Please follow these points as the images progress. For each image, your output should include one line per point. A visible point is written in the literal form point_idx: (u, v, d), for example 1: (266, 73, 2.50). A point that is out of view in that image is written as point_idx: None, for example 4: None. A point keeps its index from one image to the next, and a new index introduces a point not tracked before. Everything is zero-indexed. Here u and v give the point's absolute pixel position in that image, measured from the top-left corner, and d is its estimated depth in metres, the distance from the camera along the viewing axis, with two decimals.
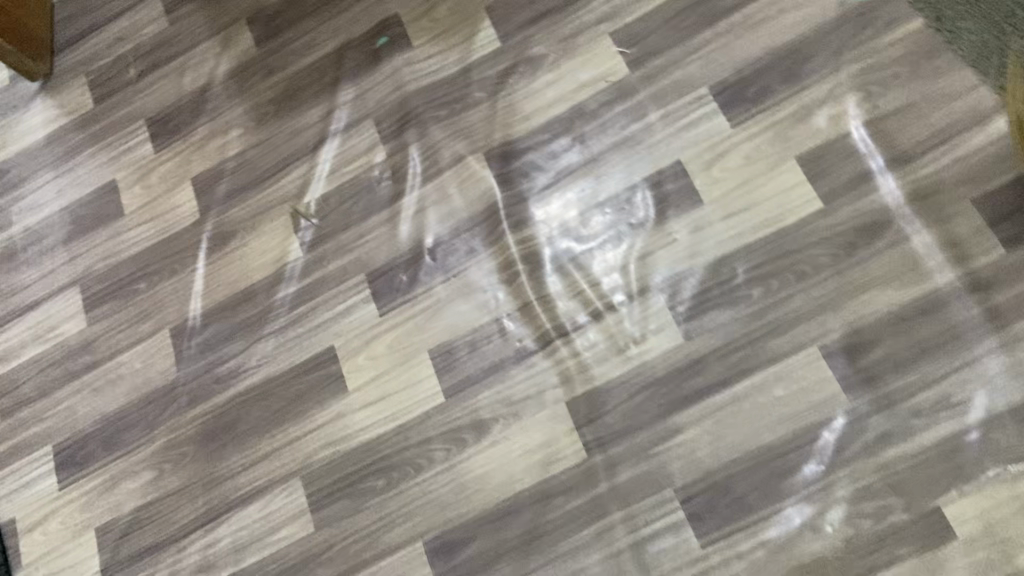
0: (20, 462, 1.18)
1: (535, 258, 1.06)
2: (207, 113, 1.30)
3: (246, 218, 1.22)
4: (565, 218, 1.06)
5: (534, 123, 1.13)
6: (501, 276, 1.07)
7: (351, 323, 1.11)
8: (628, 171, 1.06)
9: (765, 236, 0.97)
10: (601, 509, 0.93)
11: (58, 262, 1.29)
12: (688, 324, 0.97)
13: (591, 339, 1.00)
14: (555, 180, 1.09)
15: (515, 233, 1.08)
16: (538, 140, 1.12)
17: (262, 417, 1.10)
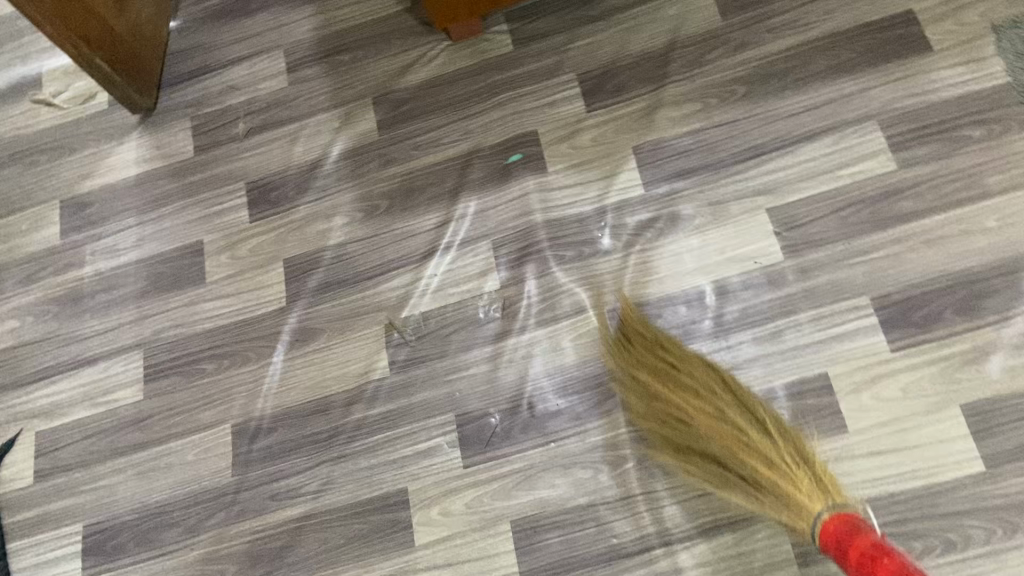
0: (44, 535, 1.09)
1: (647, 445, 0.97)
2: (312, 192, 1.21)
3: (333, 318, 1.13)
4: None
5: (669, 289, 1.03)
6: (607, 456, 0.97)
7: (429, 468, 1.02)
8: (766, 371, 0.97)
9: (913, 488, 0.89)
10: None
11: (126, 319, 1.21)
12: (812, 568, 0.88)
13: (699, 555, 0.91)
14: None
15: (629, 410, 0.98)
16: (669, 309, 1.02)
17: (315, 552, 1.01)
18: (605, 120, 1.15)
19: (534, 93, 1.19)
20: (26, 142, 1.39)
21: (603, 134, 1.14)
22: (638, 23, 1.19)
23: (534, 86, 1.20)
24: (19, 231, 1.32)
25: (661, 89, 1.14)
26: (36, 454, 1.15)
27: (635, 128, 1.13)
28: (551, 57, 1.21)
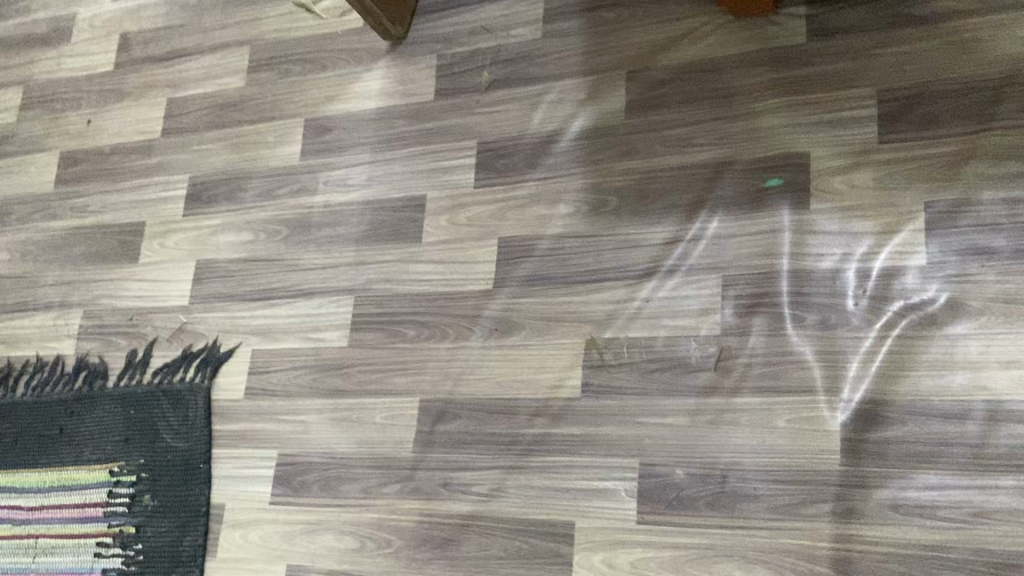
0: (248, 450, 1.19)
1: (848, 569, 0.84)
2: (542, 170, 1.13)
3: (536, 318, 1.07)
4: (911, 543, 0.83)
5: (923, 394, 0.86)
6: (797, 566, 0.86)
7: (600, 510, 0.96)
8: (1023, 533, 0.80)
9: None
10: None
11: (343, 261, 1.23)
12: None
13: None
14: (919, 485, 0.84)
15: (837, 523, 0.86)
16: (919, 420, 0.86)
17: (472, 554, 1.01)
18: (898, 159, 0.94)
19: (816, 103, 0.99)
20: (284, 48, 1.40)
21: (891, 176, 0.94)
22: (970, 40, 0.95)
23: (818, 95, 1.00)
24: (264, 142, 1.36)
25: (980, 134, 0.92)
26: (248, 371, 1.24)
27: (935, 178, 0.92)
28: (848, 62, 0.99)
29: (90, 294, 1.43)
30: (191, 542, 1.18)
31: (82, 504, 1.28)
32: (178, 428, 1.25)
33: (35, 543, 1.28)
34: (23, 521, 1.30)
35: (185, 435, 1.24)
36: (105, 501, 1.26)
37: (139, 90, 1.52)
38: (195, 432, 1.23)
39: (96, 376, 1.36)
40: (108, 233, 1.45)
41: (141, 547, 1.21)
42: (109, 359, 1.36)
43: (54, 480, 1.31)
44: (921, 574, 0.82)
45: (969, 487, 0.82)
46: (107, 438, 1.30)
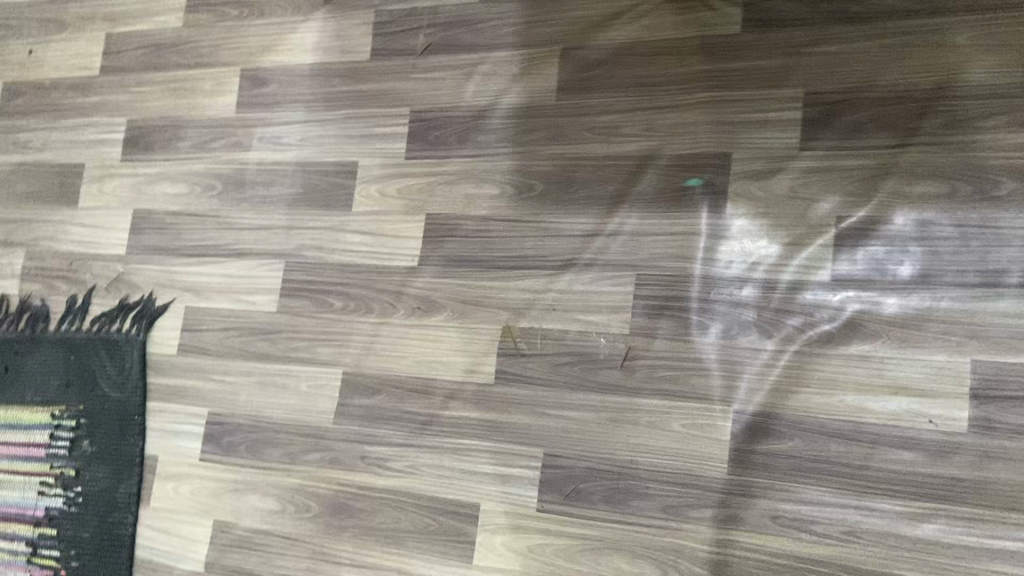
0: (179, 406, 1.22)
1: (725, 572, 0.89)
2: (472, 147, 1.11)
3: (457, 300, 1.08)
4: (785, 553, 0.87)
5: (813, 411, 0.88)
6: (678, 565, 0.91)
7: (505, 495, 1.01)
8: (890, 554, 0.83)
9: None
10: None
11: (275, 224, 1.22)
12: None
13: None
14: (798, 500, 0.87)
15: (718, 529, 0.89)
16: (806, 437, 0.88)
17: (384, 525, 1.07)
18: (818, 168, 0.92)
19: (743, 102, 0.96)
20: None
21: (807, 185, 0.92)
22: (906, 43, 0.91)
23: (747, 92, 0.96)
24: (201, 90, 1.32)
25: (901, 149, 0.89)
26: (181, 328, 1.25)
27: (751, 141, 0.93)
28: (780, 58, 0.95)
29: (31, 234, 1.40)
30: (126, 490, 1.23)
31: (27, 443, 1.31)
32: (116, 378, 1.27)
33: None
34: None
35: (123, 386, 1.26)
36: (48, 442, 1.30)
37: (80, 22, 1.44)
38: (132, 384, 1.26)
39: (38, 318, 1.36)
40: (49, 174, 1.41)
41: (80, 489, 1.26)
42: (50, 302, 1.36)
43: None
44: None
45: (844, 506, 0.85)
46: (48, 381, 1.32)
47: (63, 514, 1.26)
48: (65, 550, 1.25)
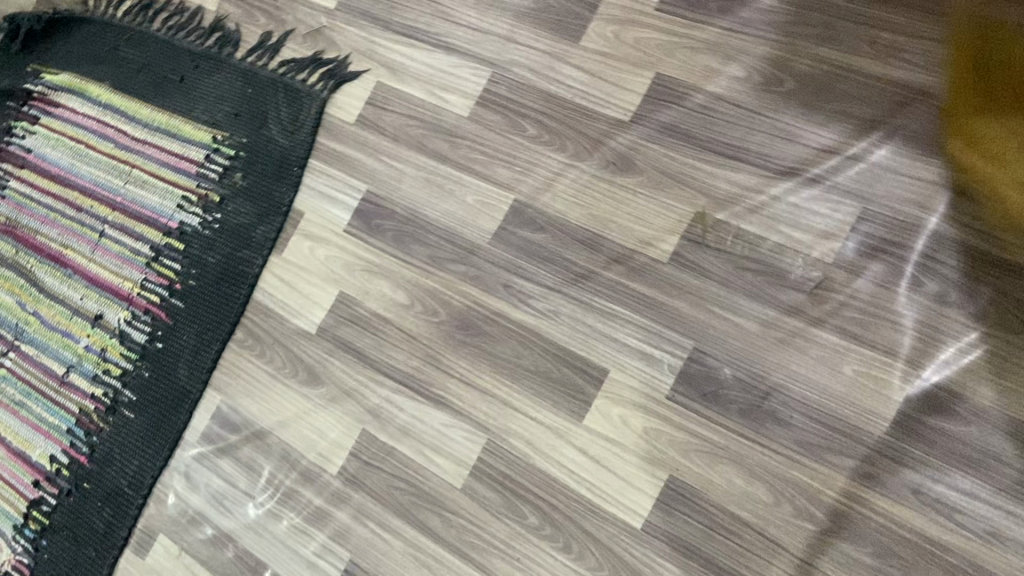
0: (340, 174, 1.22)
1: (843, 524, 0.86)
2: (731, 19, 1.03)
3: (658, 169, 1.02)
4: (915, 529, 0.84)
5: (1001, 406, 0.83)
6: (795, 501, 0.88)
7: (639, 373, 0.98)
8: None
9: None
10: None
11: (495, 31, 1.17)
12: None
13: None
14: (950, 484, 0.83)
15: (853, 482, 0.86)
16: (984, 428, 0.83)
17: (504, 356, 1.06)
18: None
19: None
20: None
21: None
22: None
23: None
24: None
25: None
26: (367, 101, 1.23)
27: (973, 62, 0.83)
28: None
29: None
30: (264, 233, 1.24)
31: (178, 155, 1.33)
32: (286, 125, 1.27)
33: (130, 171, 1.35)
34: (125, 147, 1.38)
35: (291, 135, 1.26)
36: (200, 162, 1.31)
37: None
38: (300, 136, 1.25)
39: (226, 42, 1.36)
40: None
41: (220, 216, 1.27)
42: (244, 32, 1.35)
43: (161, 123, 1.36)
44: (908, 561, 0.84)
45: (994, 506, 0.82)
46: (219, 105, 1.33)
47: (195, 233, 1.28)
48: (186, 266, 1.27)
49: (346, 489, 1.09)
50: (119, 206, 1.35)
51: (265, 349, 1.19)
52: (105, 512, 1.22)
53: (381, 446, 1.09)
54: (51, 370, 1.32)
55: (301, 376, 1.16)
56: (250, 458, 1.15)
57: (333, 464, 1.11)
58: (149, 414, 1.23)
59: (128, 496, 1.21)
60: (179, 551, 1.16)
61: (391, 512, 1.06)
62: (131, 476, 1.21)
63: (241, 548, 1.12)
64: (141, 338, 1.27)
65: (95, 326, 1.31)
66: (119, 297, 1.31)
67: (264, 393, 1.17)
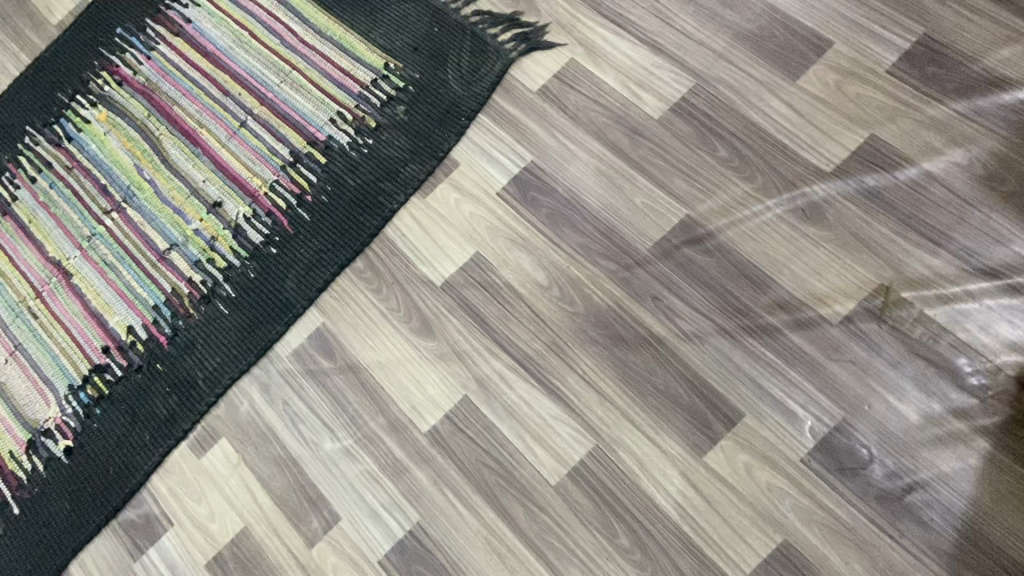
0: (507, 138, 1.17)
1: None
2: (965, 105, 1.01)
3: (849, 230, 0.99)
4: None
5: None
6: None
7: (777, 427, 0.93)
8: None
9: None
10: None
11: (709, 44, 1.13)
12: None
13: None
14: None
15: None
16: None
17: (634, 367, 0.99)
18: None
19: None
20: None
21: None
22: None
23: None
24: None
25: None
26: (555, 74, 1.19)
27: None
28: None
29: None
30: (412, 171, 1.19)
31: (344, 71, 1.29)
32: (465, 73, 1.23)
33: (290, 71, 1.32)
34: (290, 46, 1.34)
35: (468, 84, 1.22)
36: (366, 83, 1.27)
37: None
38: (477, 88, 1.21)
39: None
40: None
41: (371, 143, 1.24)
42: None
43: (335, 34, 1.33)
44: None
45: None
46: (400, 34, 1.29)
47: (341, 152, 1.25)
48: (323, 181, 1.23)
49: (430, 452, 1.03)
50: (268, 102, 1.31)
51: (383, 285, 1.14)
52: (170, 400, 1.17)
53: (478, 419, 1.02)
54: (152, 243, 1.28)
55: (413, 324, 1.10)
56: (338, 390, 1.10)
57: (424, 422, 1.04)
58: (244, 316, 1.19)
59: (200, 390, 1.16)
60: (239, 461, 1.11)
61: (473, 489, 1.00)
62: (209, 371, 1.17)
63: (305, 477, 1.07)
64: (256, 239, 1.23)
65: (210, 212, 1.27)
66: (244, 191, 1.26)
67: (370, 329, 1.12)
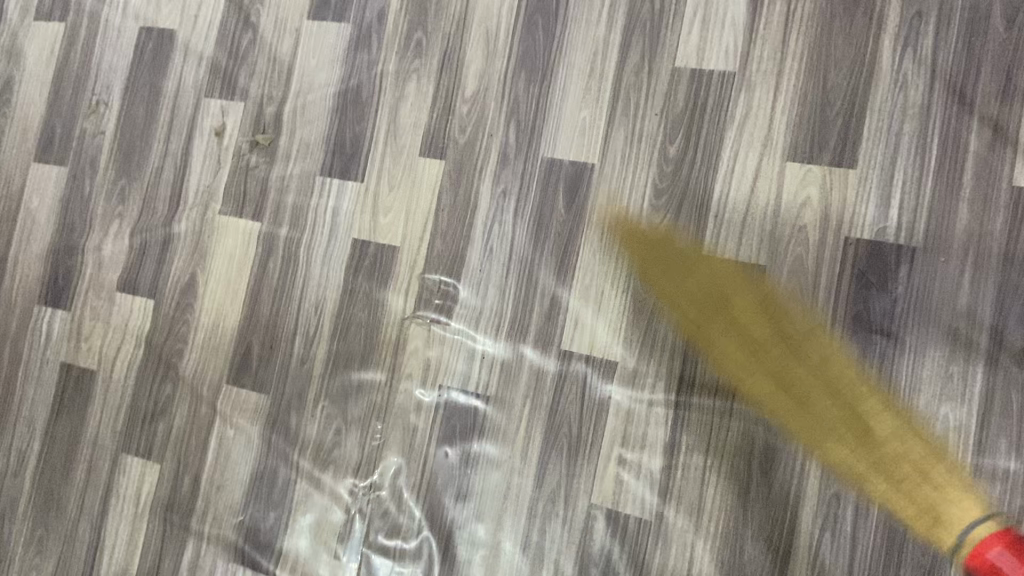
0: None
1: (779, 424, 0.88)
2: None
3: None
4: (804, 483, 0.86)
5: None
6: (787, 380, 0.88)
7: (863, 201, 0.89)
8: None
9: None
10: (522, 307, 1.00)
11: None
12: (600, 493, 0.93)
13: (644, 402, 0.93)
14: (852, 510, 0.85)
15: (824, 425, 0.87)
16: (927, 536, 0.82)
17: (831, 52, 0.91)
18: None
19: None
20: None
21: None
22: None
23: None
24: None
25: None
26: None
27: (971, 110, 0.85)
28: None
29: None
30: None
31: None
32: None
33: None
34: None
35: None
36: None
37: None
38: None
39: None
40: None
41: None
42: None
43: None
44: (768, 487, 0.87)
45: None
46: None
47: None
48: None
49: None
50: None
51: None
52: None
53: None
54: None
55: None
56: None
57: None
58: None
59: None
60: None
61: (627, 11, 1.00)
62: None
63: None
64: None
65: None
66: None
67: None
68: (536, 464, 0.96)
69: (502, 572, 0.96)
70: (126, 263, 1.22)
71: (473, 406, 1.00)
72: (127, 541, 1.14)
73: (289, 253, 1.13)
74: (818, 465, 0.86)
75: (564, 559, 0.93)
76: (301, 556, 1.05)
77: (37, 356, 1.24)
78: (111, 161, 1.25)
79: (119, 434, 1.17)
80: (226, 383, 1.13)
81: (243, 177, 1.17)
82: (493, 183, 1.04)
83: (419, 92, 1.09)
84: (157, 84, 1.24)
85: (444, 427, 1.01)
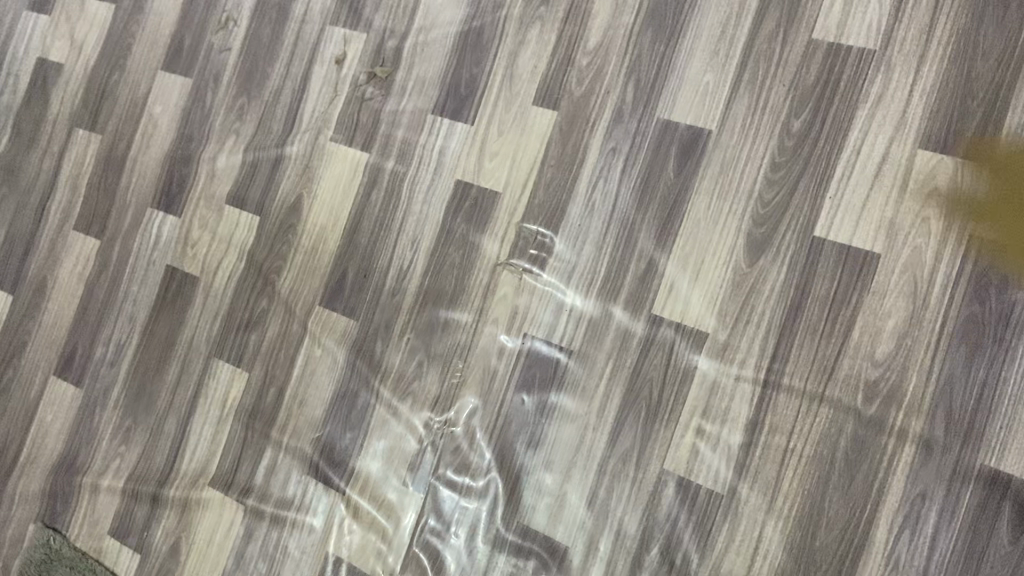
0: None
1: (869, 416, 0.86)
2: None
3: None
4: (887, 479, 0.84)
5: None
6: (885, 374, 0.86)
7: (995, 199, 0.84)
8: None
9: None
10: (617, 266, 0.99)
11: None
12: (673, 460, 0.93)
13: (731, 377, 0.92)
14: (934, 513, 0.82)
15: (918, 424, 0.84)
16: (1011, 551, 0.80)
17: (982, 41, 0.87)
18: None
19: None
20: None
21: None
22: None
23: None
24: None
25: None
26: None
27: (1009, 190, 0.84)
28: None
29: None
30: None
31: None
32: None
33: None
34: None
35: None
36: None
37: None
38: None
39: None
40: None
41: None
42: None
43: None
44: (849, 478, 0.86)
45: None
46: None
47: None
48: None
49: None
50: None
51: None
52: None
53: None
54: None
55: None
56: None
57: None
58: None
59: None
60: None
61: None
62: None
63: None
64: None
65: None
66: None
67: None
68: (612, 423, 0.97)
69: (565, 522, 0.97)
70: (237, 178, 1.26)
71: (556, 358, 1.01)
72: (210, 441, 1.20)
73: (393, 186, 1.15)
74: (905, 464, 0.84)
75: (628, 519, 0.94)
76: (372, 478, 1.09)
77: (145, 257, 1.31)
78: (234, 78, 1.29)
79: (213, 339, 1.23)
80: (319, 305, 1.17)
81: (358, 107, 1.19)
82: (604, 139, 1.03)
83: (541, 39, 1.08)
84: (286, 8, 1.26)
85: (525, 375, 1.03)
